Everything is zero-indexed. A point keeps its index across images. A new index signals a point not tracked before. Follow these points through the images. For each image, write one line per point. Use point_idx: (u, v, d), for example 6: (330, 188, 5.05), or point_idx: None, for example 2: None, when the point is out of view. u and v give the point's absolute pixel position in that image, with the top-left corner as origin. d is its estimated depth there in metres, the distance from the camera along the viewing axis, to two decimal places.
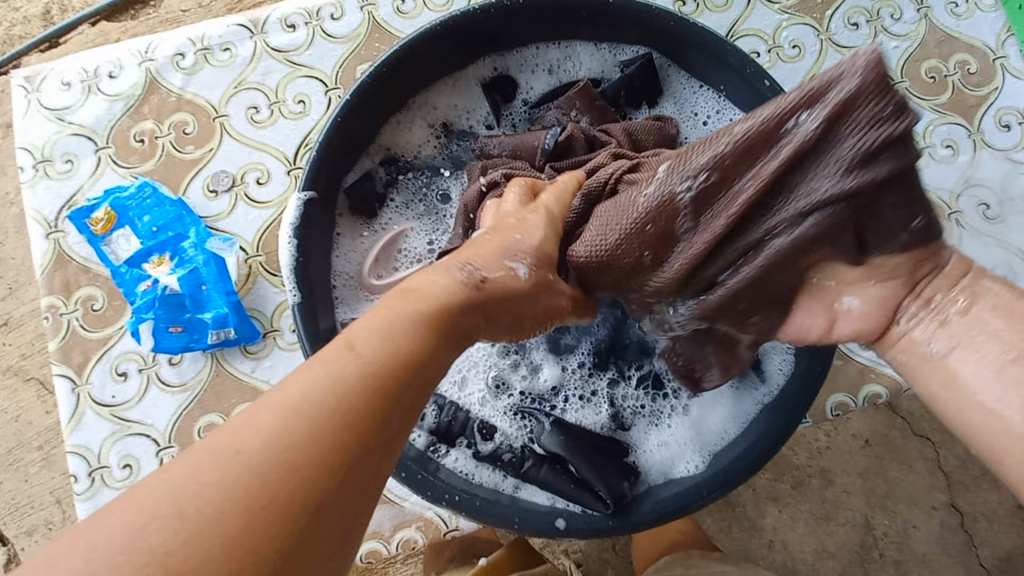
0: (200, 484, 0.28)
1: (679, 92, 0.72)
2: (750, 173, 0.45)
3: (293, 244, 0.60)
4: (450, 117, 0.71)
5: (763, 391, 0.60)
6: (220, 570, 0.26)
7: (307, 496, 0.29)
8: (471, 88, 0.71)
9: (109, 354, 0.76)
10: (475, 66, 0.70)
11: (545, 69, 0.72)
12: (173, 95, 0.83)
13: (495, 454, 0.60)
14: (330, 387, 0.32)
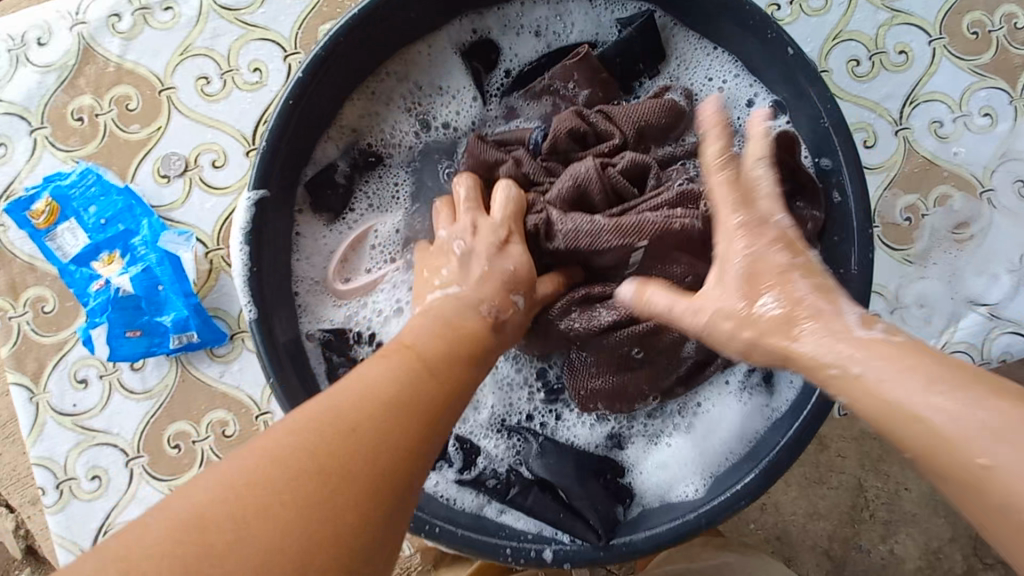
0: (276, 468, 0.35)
1: (689, 55, 0.62)
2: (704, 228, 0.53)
3: (245, 251, 0.53)
4: (423, 94, 0.62)
5: (774, 405, 0.55)
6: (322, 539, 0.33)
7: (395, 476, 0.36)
8: (448, 57, 0.62)
9: (65, 360, 0.70)
10: (452, 29, 0.61)
11: (531, 32, 0.62)
12: (111, 65, 0.73)
13: (479, 479, 0.55)
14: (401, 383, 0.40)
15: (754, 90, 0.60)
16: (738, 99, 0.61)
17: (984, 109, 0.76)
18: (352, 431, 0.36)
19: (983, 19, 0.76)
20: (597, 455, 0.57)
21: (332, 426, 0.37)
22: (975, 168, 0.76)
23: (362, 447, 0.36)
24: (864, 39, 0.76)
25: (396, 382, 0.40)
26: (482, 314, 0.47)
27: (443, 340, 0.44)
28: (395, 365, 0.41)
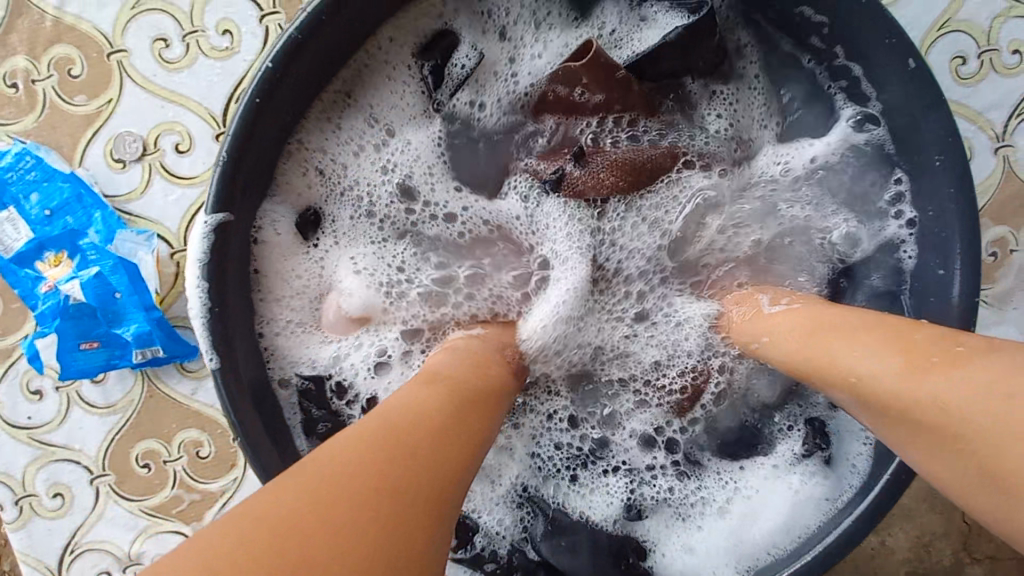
0: (331, 464, 0.31)
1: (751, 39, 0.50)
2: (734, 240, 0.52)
3: (201, 291, 0.43)
4: (399, 150, 0.52)
5: (834, 497, 0.46)
6: (376, 526, 0.28)
7: (445, 479, 0.32)
8: (406, 55, 0.50)
9: (16, 367, 0.62)
10: (414, 18, 0.49)
11: (502, 21, 0.52)
12: (48, 18, 0.59)
13: (477, 557, 0.49)
14: (436, 403, 0.37)
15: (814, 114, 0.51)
16: (798, 150, 0.51)
17: None
18: (398, 432, 0.33)
19: None
20: (616, 531, 0.50)
21: (376, 437, 0.33)
22: None
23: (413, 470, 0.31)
24: (974, 31, 0.61)
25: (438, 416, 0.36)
26: (505, 358, 0.46)
27: (470, 370, 0.42)
28: (425, 391, 0.38)
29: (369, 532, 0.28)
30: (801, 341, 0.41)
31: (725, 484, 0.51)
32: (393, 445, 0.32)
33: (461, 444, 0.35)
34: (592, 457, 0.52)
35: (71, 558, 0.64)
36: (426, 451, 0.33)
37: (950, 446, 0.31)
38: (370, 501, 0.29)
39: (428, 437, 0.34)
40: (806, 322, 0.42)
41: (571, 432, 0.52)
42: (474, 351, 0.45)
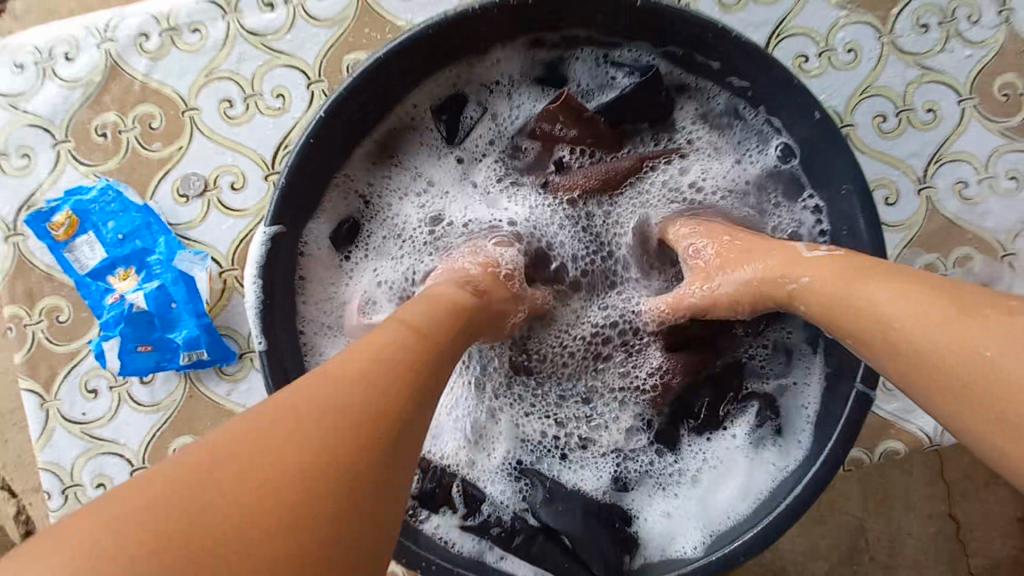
0: (277, 409, 0.32)
1: (704, 100, 0.61)
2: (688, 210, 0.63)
3: (257, 286, 0.54)
4: (438, 195, 0.65)
5: (780, 464, 0.56)
6: (320, 472, 0.30)
7: (387, 413, 0.34)
8: (425, 111, 0.62)
9: (77, 368, 0.72)
10: (433, 84, 0.61)
11: (506, 87, 0.64)
12: (137, 83, 0.73)
13: (484, 525, 0.55)
14: (380, 341, 0.37)
15: (753, 149, 0.62)
16: (738, 175, 0.64)
17: (1010, 173, 0.75)
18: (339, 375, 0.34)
19: (1016, 81, 0.75)
20: (605, 501, 0.58)
21: (318, 379, 0.34)
22: (999, 232, 0.75)
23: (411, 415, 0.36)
24: (892, 95, 0.74)
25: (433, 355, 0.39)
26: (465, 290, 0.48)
27: (421, 311, 0.43)
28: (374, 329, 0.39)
29: (313, 483, 0.29)
30: (832, 290, 0.45)
31: (696, 458, 0.59)
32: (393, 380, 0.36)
33: (404, 378, 0.36)
34: (583, 439, 0.60)
35: None
36: (367, 389, 0.34)
37: (959, 391, 0.36)
38: (313, 452, 0.30)
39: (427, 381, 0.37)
40: (842, 272, 0.45)
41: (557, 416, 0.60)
42: (457, 292, 0.47)
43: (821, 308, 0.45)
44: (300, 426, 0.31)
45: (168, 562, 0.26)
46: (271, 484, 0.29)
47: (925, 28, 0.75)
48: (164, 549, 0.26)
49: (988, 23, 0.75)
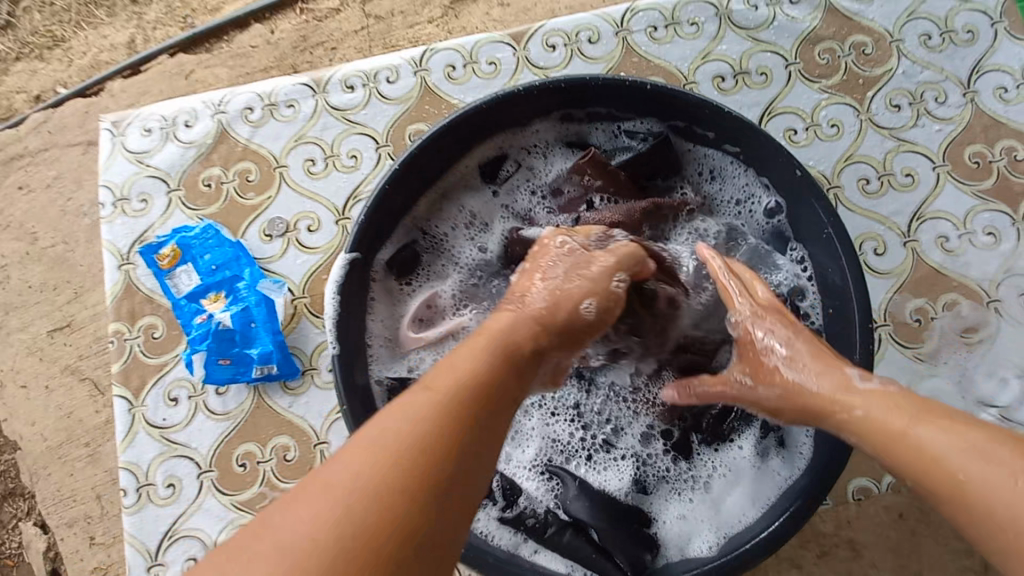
0: (407, 408, 0.46)
1: (705, 163, 0.74)
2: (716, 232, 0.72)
3: (335, 302, 0.66)
4: (480, 227, 0.79)
5: (787, 474, 0.62)
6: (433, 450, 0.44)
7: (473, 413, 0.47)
8: (474, 168, 0.76)
9: (164, 379, 0.84)
10: (482, 148, 0.75)
11: (541, 151, 0.77)
12: (240, 145, 0.90)
13: (519, 517, 0.63)
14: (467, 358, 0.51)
15: (747, 195, 0.73)
16: (733, 219, 0.75)
17: (987, 228, 0.84)
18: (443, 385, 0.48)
19: (984, 150, 0.86)
20: (627, 501, 0.65)
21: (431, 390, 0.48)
22: (981, 280, 0.83)
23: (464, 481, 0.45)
24: (873, 162, 0.86)
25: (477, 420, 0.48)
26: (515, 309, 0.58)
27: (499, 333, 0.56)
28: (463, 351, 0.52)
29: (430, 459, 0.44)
30: (900, 426, 0.50)
31: (708, 464, 0.66)
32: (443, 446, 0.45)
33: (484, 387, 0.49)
34: (607, 443, 0.68)
35: (168, 542, 0.81)
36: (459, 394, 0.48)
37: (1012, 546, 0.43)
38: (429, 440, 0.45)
39: (470, 438, 0.46)
40: (901, 409, 0.51)
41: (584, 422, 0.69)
42: (500, 338, 0.54)
43: (873, 443, 0.51)
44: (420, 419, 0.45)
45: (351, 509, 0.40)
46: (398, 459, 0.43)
47: (897, 107, 0.88)
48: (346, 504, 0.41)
49: (954, 103, 0.88)
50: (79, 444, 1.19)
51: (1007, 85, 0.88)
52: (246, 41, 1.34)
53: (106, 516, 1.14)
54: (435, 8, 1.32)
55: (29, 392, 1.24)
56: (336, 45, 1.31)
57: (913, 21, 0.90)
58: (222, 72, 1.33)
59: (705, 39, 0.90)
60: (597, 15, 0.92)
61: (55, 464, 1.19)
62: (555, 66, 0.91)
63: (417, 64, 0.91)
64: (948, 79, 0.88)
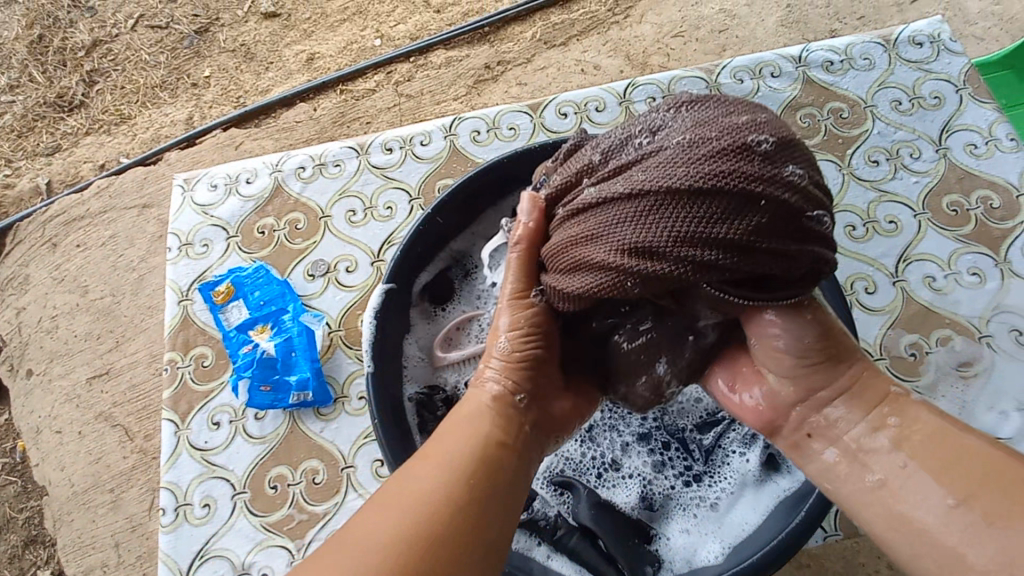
0: (454, 444, 0.59)
1: None
2: (635, 178, 0.54)
3: (373, 326, 0.77)
4: None
5: (785, 484, 0.69)
6: (478, 462, 0.57)
7: (497, 438, 0.60)
8: (506, 210, 0.85)
9: (209, 405, 0.92)
10: (513, 196, 0.85)
11: None
12: (292, 197, 1.03)
13: (532, 520, 0.71)
14: (481, 403, 0.64)
15: None
16: None
17: (972, 269, 0.91)
18: (474, 423, 0.61)
19: (961, 199, 0.95)
20: (634, 516, 0.71)
21: (468, 428, 0.61)
22: (972, 317, 0.89)
23: (487, 487, 0.56)
24: (858, 211, 0.95)
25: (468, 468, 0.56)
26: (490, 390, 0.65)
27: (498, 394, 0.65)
28: (478, 397, 0.65)
29: (476, 468, 0.56)
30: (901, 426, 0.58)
31: (715, 486, 0.72)
32: (430, 502, 0.53)
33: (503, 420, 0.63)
34: (615, 462, 0.75)
35: (199, 562, 0.84)
36: (485, 427, 0.61)
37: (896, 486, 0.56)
38: (476, 457, 0.58)
39: (489, 457, 0.58)
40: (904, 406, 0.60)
41: (594, 441, 0.76)
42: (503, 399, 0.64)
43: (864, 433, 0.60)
44: (466, 447, 0.58)
45: (436, 507, 0.52)
46: (456, 472, 0.56)
47: (876, 162, 0.98)
48: (431, 504, 0.53)
49: (928, 158, 0.97)
50: (102, 490, 1.23)
51: (976, 142, 0.98)
52: (292, 116, 1.53)
53: (122, 565, 1.17)
54: (461, 87, 1.50)
55: (63, 437, 1.31)
56: (371, 119, 1.49)
57: (884, 90, 1.02)
58: (267, 144, 1.51)
59: None
60: (603, 88, 1.06)
61: (78, 510, 1.24)
62: (566, 130, 1.04)
63: (447, 130, 1.05)
64: (920, 138, 0.99)
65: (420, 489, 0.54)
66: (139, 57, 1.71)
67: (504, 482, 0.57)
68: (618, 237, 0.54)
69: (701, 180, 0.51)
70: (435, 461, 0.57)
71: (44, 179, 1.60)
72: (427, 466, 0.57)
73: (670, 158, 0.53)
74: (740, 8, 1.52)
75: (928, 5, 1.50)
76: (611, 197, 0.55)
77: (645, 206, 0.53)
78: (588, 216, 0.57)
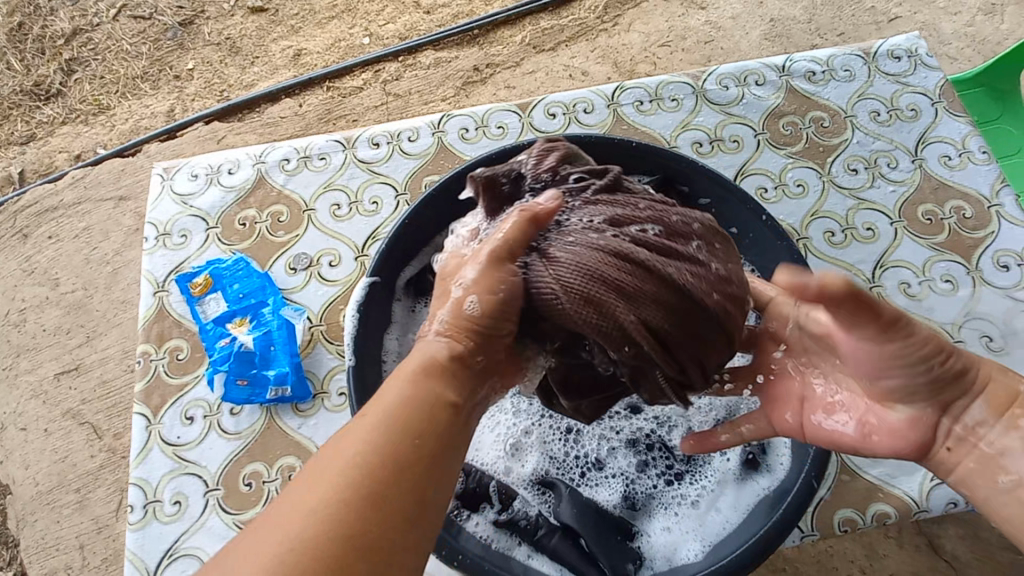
0: (397, 398, 0.51)
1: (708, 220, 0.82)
2: (664, 266, 0.57)
3: (356, 318, 0.77)
4: None
5: (765, 483, 0.70)
6: (426, 425, 0.50)
7: (450, 395, 0.53)
8: None
9: (182, 399, 0.89)
10: None
11: None
12: (275, 190, 1.02)
13: (513, 521, 0.70)
14: (431, 353, 0.55)
15: None
16: None
17: (945, 276, 0.93)
18: (421, 376, 0.53)
19: (935, 209, 0.97)
20: (616, 515, 0.71)
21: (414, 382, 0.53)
22: (945, 323, 0.91)
23: (434, 456, 0.49)
24: (837, 217, 0.97)
25: (368, 432, 0.48)
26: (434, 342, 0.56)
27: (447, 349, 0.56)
28: (427, 347, 0.56)
29: (423, 432, 0.50)
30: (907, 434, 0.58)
31: (696, 484, 0.72)
32: (364, 469, 0.46)
33: (456, 373, 0.55)
34: (598, 461, 0.75)
35: (168, 561, 0.81)
36: (435, 381, 0.53)
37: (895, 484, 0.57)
38: (423, 417, 0.50)
39: (437, 418, 0.51)
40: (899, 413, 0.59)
41: (578, 441, 0.76)
42: (451, 355, 0.56)
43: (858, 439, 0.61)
44: (413, 404, 0.51)
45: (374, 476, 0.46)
46: (398, 435, 0.49)
47: (855, 170, 1.00)
48: (366, 470, 0.46)
49: (905, 168, 1.00)
50: (68, 490, 1.19)
51: (950, 154, 1.01)
52: (277, 112, 1.51)
53: (86, 567, 1.13)
54: (449, 88, 1.49)
55: (28, 434, 1.26)
56: (357, 117, 1.48)
57: (864, 100, 1.05)
58: (251, 139, 1.49)
59: (684, 112, 1.05)
60: (592, 90, 1.07)
61: (43, 510, 1.19)
62: (554, 130, 1.04)
63: (434, 127, 1.05)
64: (898, 148, 1.01)
65: (354, 452, 0.47)
66: (120, 47, 1.67)
67: (451, 451, 0.51)
68: (629, 297, 0.55)
69: (700, 303, 0.57)
70: (373, 421, 0.49)
71: (16, 168, 1.55)
72: (363, 426, 0.49)
73: (692, 273, 0.58)
74: (726, 21, 1.55)
75: (905, 24, 1.54)
76: (648, 264, 0.56)
77: (657, 292, 0.55)
78: (612, 257, 0.56)
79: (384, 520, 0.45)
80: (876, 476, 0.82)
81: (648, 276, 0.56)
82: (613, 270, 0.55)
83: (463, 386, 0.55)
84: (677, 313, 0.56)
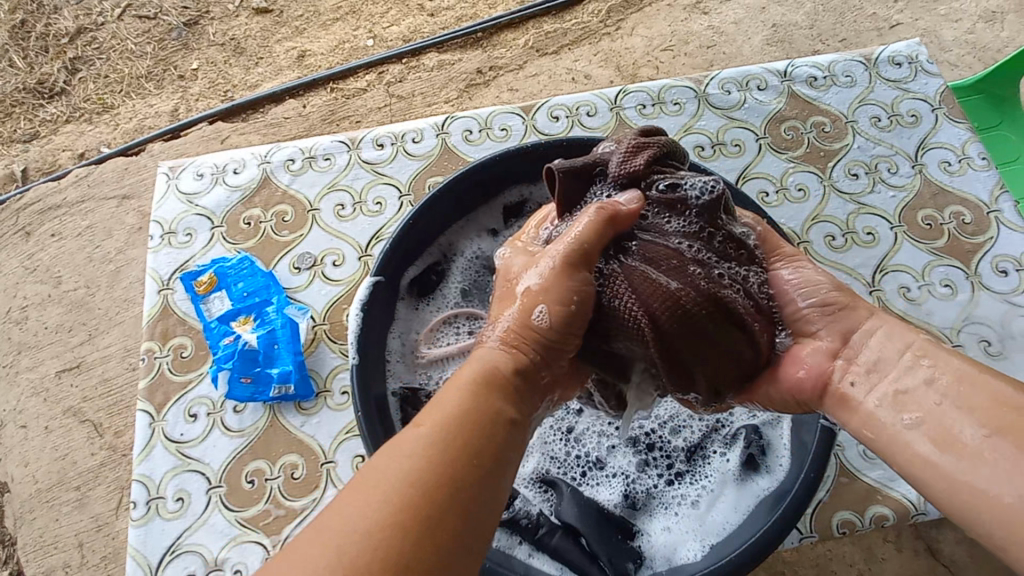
0: (451, 407, 0.52)
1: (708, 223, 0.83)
2: (730, 293, 0.58)
3: (359, 316, 0.77)
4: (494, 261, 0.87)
5: (764, 483, 0.70)
6: (478, 435, 0.50)
7: (501, 407, 0.53)
8: (496, 208, 0.87)
9: (186, 397, 0.90)
10: (504, 194, 0.86)
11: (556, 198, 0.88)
12: (280, 189, 1.02)
13: (514, 519, 0.70)
14: (485, 363, 0.56)
15: None
16: None
17: (944, 280, 0.94)
18: (475, 386, 0.54)
19: (935, 214, 0.98)
20: (616, 514, 0.72)
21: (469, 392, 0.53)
22: (944, 327, 0.92)
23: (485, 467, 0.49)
24: (837, 222, 0.98)
25: (416, 442, 0.49)
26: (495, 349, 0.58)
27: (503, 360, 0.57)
28: (483, 356, 0.57)
29: (475, 442, 0.50)
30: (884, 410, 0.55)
31: (696, 484, 0.73)
32: (418, 476, 0.47)
33: (508, 385, 0.56)
34: (599, 461, 0.75)
35: (170, 557, 0.81)
36: (488, 392, 0.54)
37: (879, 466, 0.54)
38: (475, 428, 0.51)
39: (490, 429, 0.51)
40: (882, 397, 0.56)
41: (578, 440, 0.76)
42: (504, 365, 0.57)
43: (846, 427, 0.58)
44: (466, 414, 0.51)
45: (426, 484, 0.46)
46: (451, 444, 0.49)
47: (855, 175, 1.01)
48: (420, 478, 0.46)
49: (905, 174, 1.01)
50: (68, 487, 1.19)
51: (950, 160, 1.02)
52: (280, 112, 1.52)
53: (85, 565, 1.13)
54: (452, 91, 1.50)
55: (28, 432, 1.27)
56: (360, 119, 1.49)
57: (864, 106, 1.06)
58: (254, 139, 1.49)
59: (686, 115, 1.05)
60: (595, 94, 1.07)
61: (42, 508, 1.19)
62: (557, 133, 1.05)
63: (438, 128, 1.06)
64: (898, 154, 1.02)
65: (408, 460, 0.48)
66: (124, 46, 1.68)
67: (502, 463, 0.51)
68: (698, 319, 0.56)
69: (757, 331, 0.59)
70: (426, 429, 0.50)
71: (20, 166, 1.56)
72: (417, 434, 0.50)
73: (752, 302, 0.59)
74: (728, 26, 1.56)
75: (906, 31, 1.56)
76: (719, 290, 0.57)
77: (725, 317, 0.57)
78: (686, 279, 0.56)
79: (415, 529, 0.44)
80: (874, 479, 0.83)
81: (719, 301, 0.56)
82: (686, 292, 0.56)
83: (514, 400, 0.55)
84: (737, 339, 0.58)
